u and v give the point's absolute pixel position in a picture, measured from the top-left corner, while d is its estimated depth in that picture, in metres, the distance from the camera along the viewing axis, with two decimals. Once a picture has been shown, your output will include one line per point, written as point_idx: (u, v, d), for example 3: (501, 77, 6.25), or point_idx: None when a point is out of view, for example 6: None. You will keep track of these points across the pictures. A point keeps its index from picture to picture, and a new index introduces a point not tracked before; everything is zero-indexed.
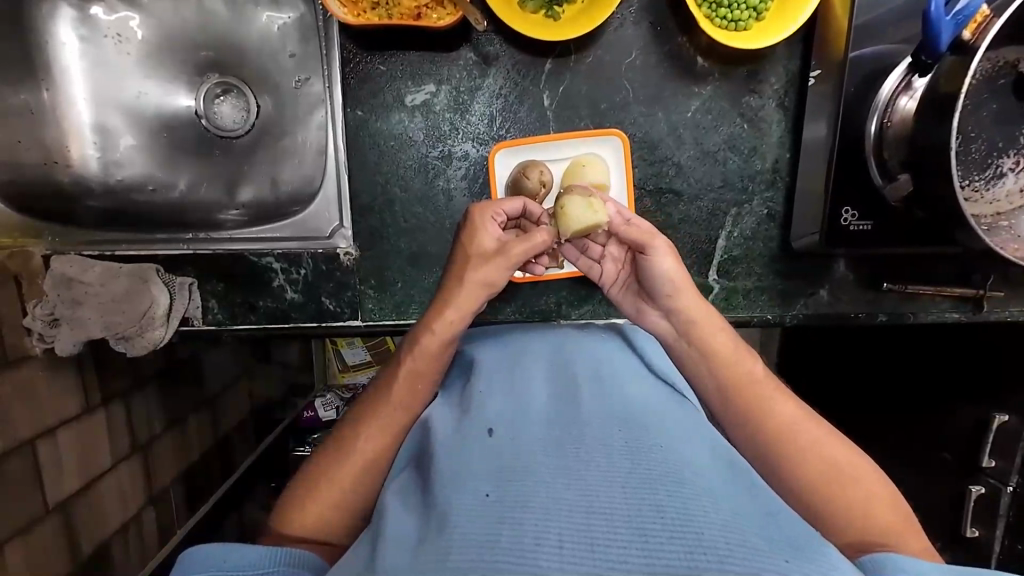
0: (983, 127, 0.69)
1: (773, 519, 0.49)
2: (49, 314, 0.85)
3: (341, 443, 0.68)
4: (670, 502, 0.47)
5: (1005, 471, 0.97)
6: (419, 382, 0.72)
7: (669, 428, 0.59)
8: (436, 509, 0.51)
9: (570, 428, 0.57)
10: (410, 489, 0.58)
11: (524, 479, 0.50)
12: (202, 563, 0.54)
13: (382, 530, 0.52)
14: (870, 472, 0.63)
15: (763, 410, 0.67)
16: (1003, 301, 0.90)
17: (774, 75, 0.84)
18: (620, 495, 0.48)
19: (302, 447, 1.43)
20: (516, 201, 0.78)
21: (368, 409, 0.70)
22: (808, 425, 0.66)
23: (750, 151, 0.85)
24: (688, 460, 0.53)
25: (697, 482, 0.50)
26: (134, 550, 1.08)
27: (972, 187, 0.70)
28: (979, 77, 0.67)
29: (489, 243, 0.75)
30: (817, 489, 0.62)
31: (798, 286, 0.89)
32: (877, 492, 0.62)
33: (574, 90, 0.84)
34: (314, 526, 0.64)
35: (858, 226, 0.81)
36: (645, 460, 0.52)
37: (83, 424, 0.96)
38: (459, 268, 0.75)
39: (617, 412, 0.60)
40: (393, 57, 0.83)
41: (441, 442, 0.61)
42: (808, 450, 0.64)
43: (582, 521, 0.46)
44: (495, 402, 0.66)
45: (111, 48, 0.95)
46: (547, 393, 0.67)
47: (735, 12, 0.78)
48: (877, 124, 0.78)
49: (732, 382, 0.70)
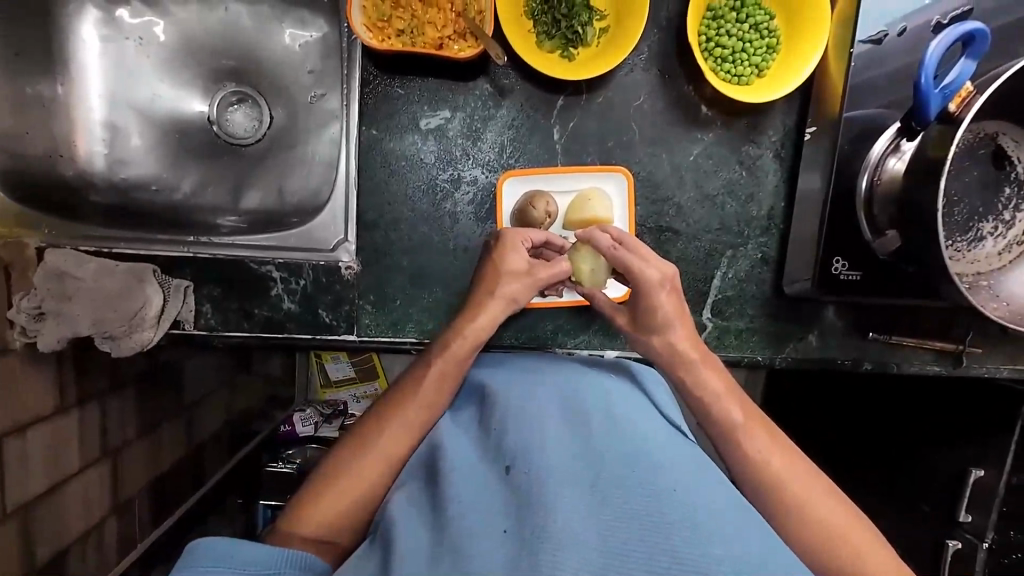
0: (965, 191, 0.74)
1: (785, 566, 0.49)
2: (36, 308, 0.83)
3: (368, 438, 0.69)
4: (688, 545, 0.47)
5: (981, 526, 0.99)
6: (446, 381, 0.72)
7: (684, 463, 0.58)
8: (453, 533, 0.51)
9: (587, 454, 0.57)
10: (420, 505, 0.59)
11: (544, 506, 0.50)
12: (211, 556, 0.54)
13: (393, 543, 0.53)
14: (853, 518, 0.65)
15: (753, 459, 0.68)
16: (979, 358, 0.93)
17: (771, 128, 0.88)
18: (638, 531, 0.48)
19: (278, 464, 1.33)
20: (541, 232, 0.82)
21: (393, 407, 0.71)
22: (800, 473, 0.68)
23: (747, 198, 0.89)
24: (704, 496, 0.53)
25: (712, 523, 0.50)
26: (90, 563, 1.02)
27: (955, 247, 0.74)
28: (961, 146, 0.73)
29: (519, 264, 0.78)
30: (810, 536, 0.64)
31: (788, 331, 0.91)
32: (865, 540, 0.64)
33: (582, 127, 0.87)
34: (326, 524, 0.63)
35: (847, 276, 0.84)
36: (659, 497, 0.51)
37: (53, 424, 0.92)
38: (488, 282, 0.77)
39: (632, 439, 0.60)
40: (412, 82, 0.85)
41: (455, 465, 0.61)
42: (800, 498, 0.65)
43: (600, 556, 0.46)
44: (509, 422, 0.65)
45: (132, 48, 0.97)
46: (561, 413, 0.66)
47: (738, 68, 0.84)
48: (867, 181, 0.82)
49: (722, 428, 0.71)
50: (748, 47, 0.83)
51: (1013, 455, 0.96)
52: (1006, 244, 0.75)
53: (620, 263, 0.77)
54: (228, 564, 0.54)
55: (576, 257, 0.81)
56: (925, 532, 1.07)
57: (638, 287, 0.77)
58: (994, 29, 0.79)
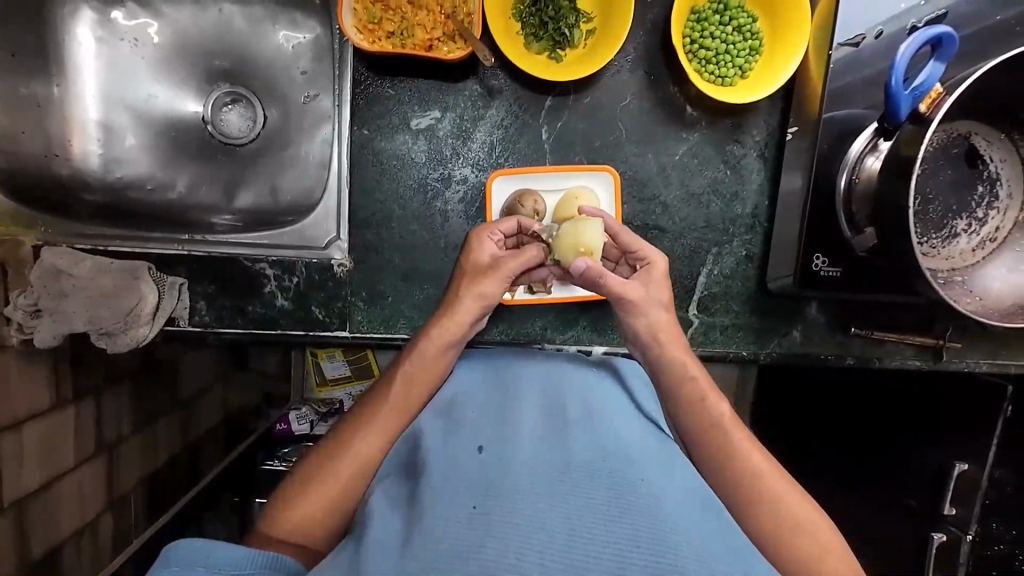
0: (940, 189, 0.77)
1: (742, 558, 0.50)
2: (33, 305, 0.84)
3: (340, 442, 0.71)
4: (652, 536, 0.48)
5: (965, 519, 1.03)
6: (415, 385, 0.74)
7: (653, 462, 0.59)
8: (424, 519, 0.51)
9: (558, 449, 0.57)
10: (394, 496, 0.59)
11: (513, 496, 0.51)
12: (183, 558, 0.55)
13: (366, 532, 0.53)
14: (818, 517, 0.67)
15: (733, 456, 0.70)
16: (959, 352, 0.95)
17: (755, 128, 0.90)
18: (603, 521, 0.49)
19: (270, 461, 1.37)
20: (511, 221, 0.82)
21: (364, 411, 0.73)
22: (777, 478, 0.69)
23: (732, 196, 0.91)
24: (669, 493, 0.54)
25: (675, 516, 0.51)
26: (85, 557, 1.04)
27: (929, 243, 0.78)
28: (936, 145, 0.76)
29: (483, 260, 0.80)
30: (774, 537, 0.66)
31: (772, 326, 0.93)
32: (829, 543, 0.66)
33: (570, 127, 0.89)
34: (301, 525, 0.66)
35: (826, 272, 0.86)
36: (627, 489, 0.52)
37: (49, 419, 0.93)
38: (459, 284, 0.79)
39: (603, 437, 0.60)
40: (403, 83, 0.87)
41: (431, 454, 0.61)
42: (771, 501, 0.67)
43: (565, 543, 0.47)
44: (484, 419, 0.66)
45: (126, 49, 0.98)
46: (537, 410, 0.67)
47: (722, 70, 0.86)
48: (846, 180, 0.83)
49: (699, 427, 0.73)
50: (732, 49, 0.85)
51: (997, 447, 0.99)
52: (979, 241, 0.78)
53: (625, 239, 0.81)
54: (198, 564, 0.54)
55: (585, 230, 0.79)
56: (909, 525, 1.09)
57: (640, 260, 0.81)
58: (970, 32, 0.81)
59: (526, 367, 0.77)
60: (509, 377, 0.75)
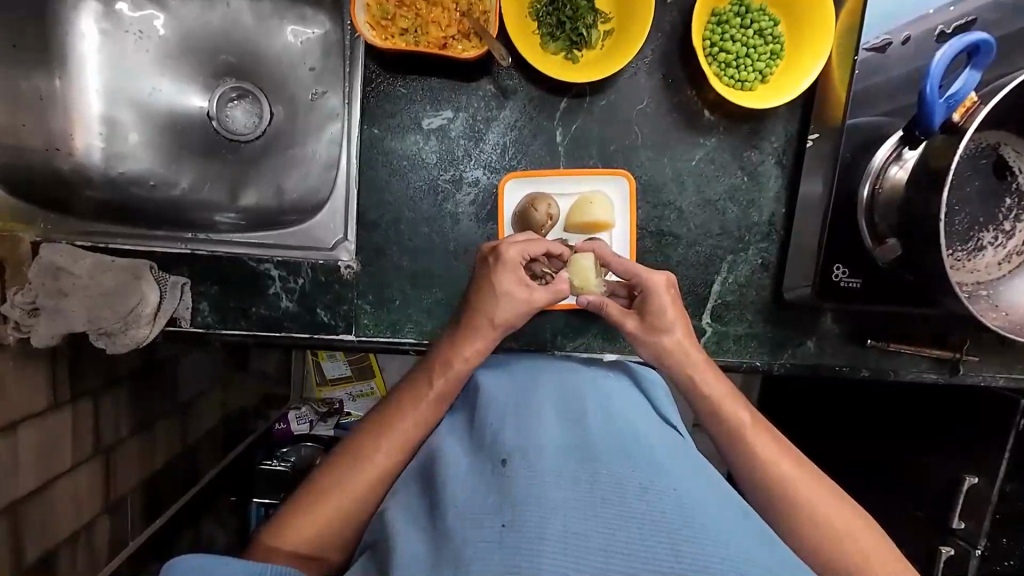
0: (966, 201, 0.76)
1: (782, 566, 0.47)
2: (30, 303, 0.81)
3: (354, 456, 0.68)
4: (690, 548, 0.45)
5: (974, 534, 1.00)
6: (440, 402, 0.72)
7: (680, 466, 0.56)
8: (452, 540, 0.49)
9: (583, 456, 0.55)
10: (416, 509, 0.57)
11: (540, 511, 0.48)
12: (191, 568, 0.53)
13: (391, 553, 0.51)
14: (865, 526, 0.65)
15: (765, 463, 0.68)
16: (975, 366, 0.94)
17: (773, 134, 0.89)
18: (635, 534, 0.47)
19: (270, 461, 1.32)
20: (540, 246, 0.79)
21: (381, 423, 0.71)
22: (806, 480, 0.67)
23: (748, 203, 0.89)
24: (700, 497, 0.51)
25: (710, 523, 0.48)
26: (81, 562, 1.01)
27: (954, 256, 0.76)
28: (964, 156, 0.74)
29: (514, 286, 0.76)
30: (823, 542, 0.63)
31: (786, 336, 0.91)
32: (875, 550, 0.63)
33: (585, 130, 0.87)
34: (311, 539, 0.63)
35: (847, 283, 0.83)
36: (658, 496, 0.49)
37: (46, 420, 0.91)
38: (484, 303, 0.76)
39: (627, 442, 0.57)
40: (415, 81, 0.85)
41: (454, 466, 0.59)
42: (808, 508, 0.65)
43: (598, 558, 0.45)
44: (504, 424, 0.63)
45: (131, 43, 0.96)
46: (556, 412, 0.65)
47: (741, 73, 0.84)
48: (869, 190, 0.81)
49: (730, 433, 0.72)
50: (753, 53, 0.83)
51: (1008, 462, 0.96)
52: (1005, 254, 0.77)
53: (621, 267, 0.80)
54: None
55: (576, 267, 0.82)
56: (917, 539, 1.08)
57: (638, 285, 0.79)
58: (998, 37, 0.79)
59: (544, 374, 0.74)
60: (527, 383, 0.72)
